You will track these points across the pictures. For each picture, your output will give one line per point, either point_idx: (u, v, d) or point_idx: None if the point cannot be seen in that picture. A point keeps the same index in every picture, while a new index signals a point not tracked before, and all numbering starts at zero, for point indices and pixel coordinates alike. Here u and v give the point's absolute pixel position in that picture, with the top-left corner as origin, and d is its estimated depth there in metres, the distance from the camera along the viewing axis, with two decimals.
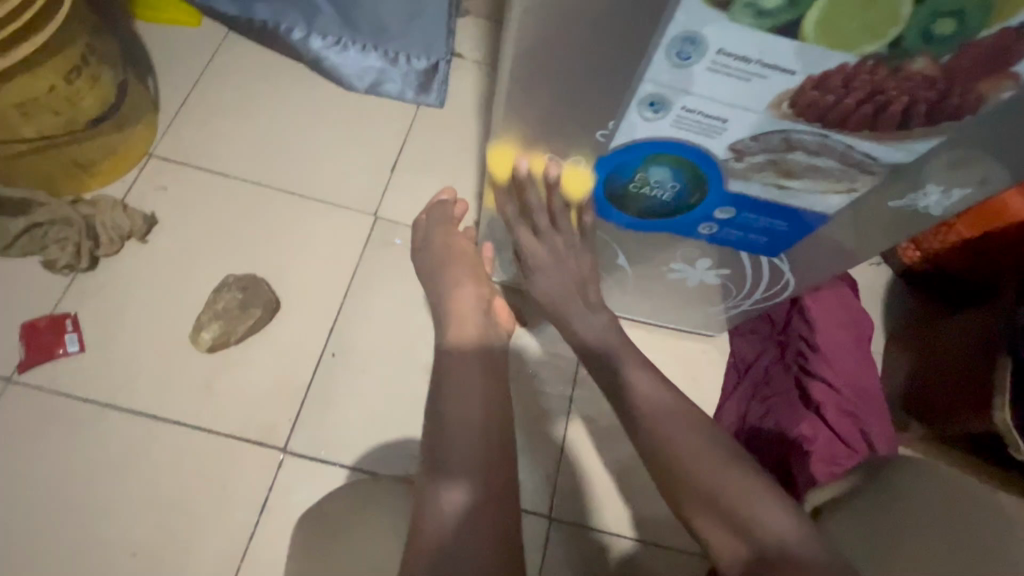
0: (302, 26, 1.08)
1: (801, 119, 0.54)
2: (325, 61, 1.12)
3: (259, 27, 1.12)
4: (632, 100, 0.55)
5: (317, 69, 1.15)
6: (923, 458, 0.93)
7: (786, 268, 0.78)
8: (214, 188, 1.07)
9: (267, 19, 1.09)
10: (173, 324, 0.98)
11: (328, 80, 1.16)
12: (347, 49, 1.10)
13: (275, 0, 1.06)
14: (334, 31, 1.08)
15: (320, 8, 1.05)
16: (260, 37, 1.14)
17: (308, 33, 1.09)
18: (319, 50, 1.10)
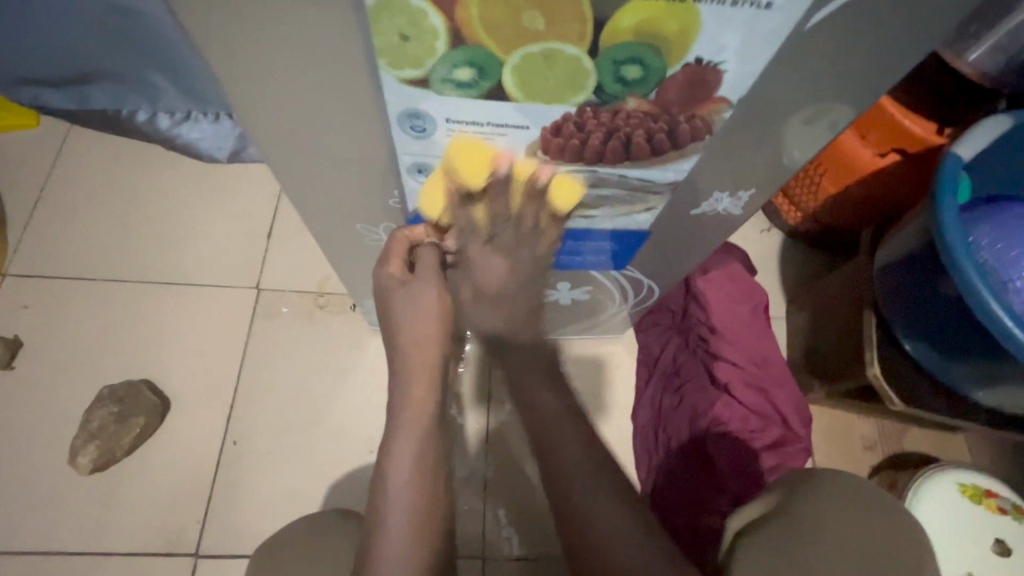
0: (145, 106, 1.01)
1: (562, 162, 0.45)
2: (178, 138, 1.04)
3: (101, 116, 1.03)
4: (400, 170, 0.47)
5: (175, 148, 1.07)
6: (832, 410, 1.01)
7: (642, 276, 0.70)
8: (79, 294, 0.98)
9: (107, 106, 1.01)
10: (53, 453, 0.87)
11: (190, 157, 1.09)
12: (198, 122, 1.03)
13: (111, 86, 0.98)
14: (180, 107, 1.00)
15: (160, 86, 0.97)
16: (102, 124, 1.06)
17: (154, 112, 1.01)
18: (170, 128, 1.03)
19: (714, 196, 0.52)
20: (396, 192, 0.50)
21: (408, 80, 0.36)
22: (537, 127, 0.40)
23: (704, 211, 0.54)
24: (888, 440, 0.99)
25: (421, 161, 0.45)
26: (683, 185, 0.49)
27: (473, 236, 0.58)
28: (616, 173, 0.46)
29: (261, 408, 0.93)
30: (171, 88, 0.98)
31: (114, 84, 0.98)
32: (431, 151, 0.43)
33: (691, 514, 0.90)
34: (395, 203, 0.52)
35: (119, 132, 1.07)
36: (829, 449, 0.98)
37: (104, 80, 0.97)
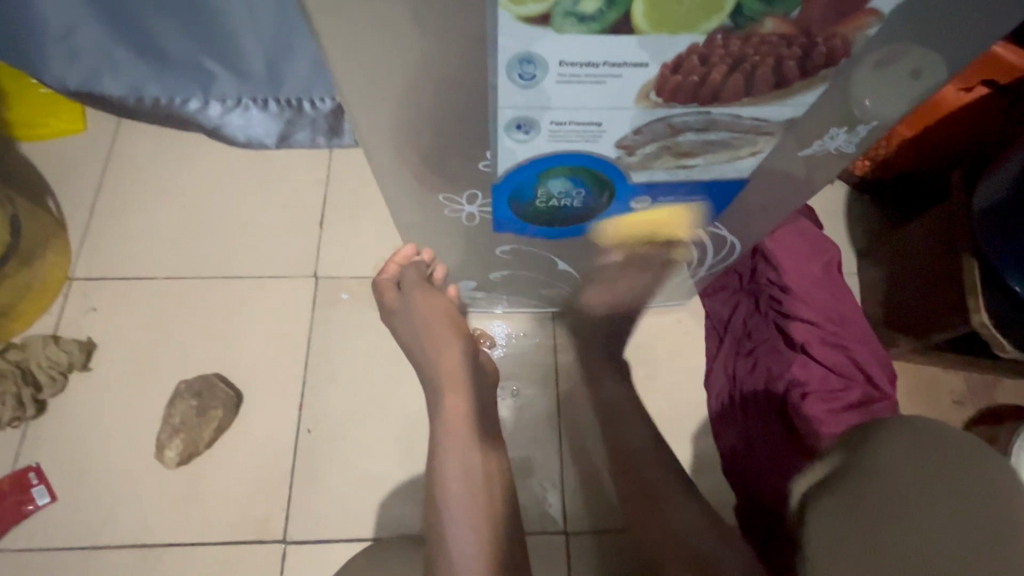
0: (197, 96, 1.00)
1: (675, 104, 0.41)
2: (227, 126, 1.04)
3: (152, 109, 1.02)
4: (497, 127, 0.44)
5: (217, 136, 1.06)
6: (916, 366, 0.96)
7: (726, 233, 0.67)
8: (144, 293, 0.99)
9: (158, 97, 1.00)
10: (136, 450, 0.89)
11: (235, 147, 1.09)
12: (248, 109, 1.02)
13: (163, 75, 0.97)
14: (232, 94, 0.99)
15: (216, 75, 0.96)
16: (155, 116, 1.04)
17: (206, 100, 1.00)
18: (219, 116, 1.02)
19: (829, 133, 0.47)
20: (487, 155, 0.48)
21: (526, 18, 0.33)
22: (657, 62, 0.37)
23: (814, 153, 0.50)
24: (979, 395, 0.95)
25: (522, 116, 0.42)
26: (799, 122, 0.45)
27: (559, 200, 0.56)
28: (730, 112, 0.43)
29: (331, 396, 0.93)
30: (230, 78, 0.97)
31: (166, 74, 0.97)
32: (535, 101, 0.41)
33: (776, 478, 0.87)
34: (484, 167, 0.50)
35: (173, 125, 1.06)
36: (916, 406, 0.94)
37: (157, 69, 0.96)
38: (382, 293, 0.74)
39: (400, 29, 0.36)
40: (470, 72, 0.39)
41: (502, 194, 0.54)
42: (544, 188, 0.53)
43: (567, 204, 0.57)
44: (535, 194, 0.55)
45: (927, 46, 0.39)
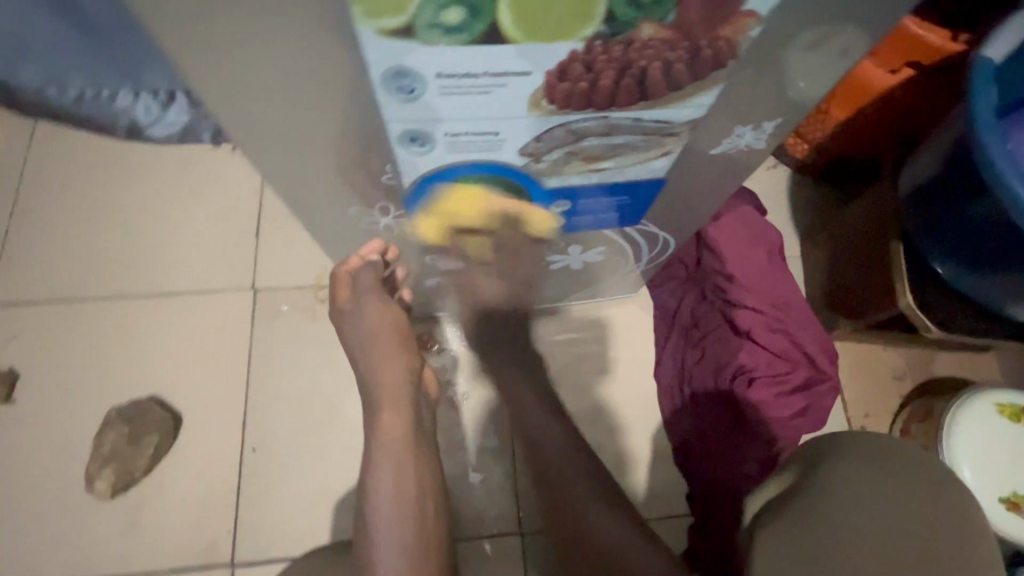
0: (127, 89, 0.94)
1: (570, 111, 0.40)
2: (164, 119, 1.00)
3: (77, 102, 0.96)
4: (390, 140, 0.42)
5: (153, 130, 1.02)
6: (857, 345, 0.99)
7: (656, 230, 0.66)
8: (69, 317, 0.94)
9: (84, 90, 0.94)
10: (68, 482, 0.85)
11: (173, 141, 1.04)
12: (184, 100, 0.98)
13: (86, 70, 0.90)
14: (165, 87, 0.94)
15: (146, 69, 0.90)
16: (81, 109, 0.98)
17: (137, 94, 0.95)
18: (154, 109, 0.98)
19: (736, 131, 0.47)
20: (388, 167, 0.46)
21: (388, 32, 0.31)
22: (540, 71, 0.35)
23: (724, 150, 0.50)
24: (918, 369, 0.97)
25: (414, 129, 0.40)
26: (703, 122, 0.44)
27: (476, 207, 0.54)
28: (629, 117, 0.41)
29: (275, 412, 0.90)
30: (160, 65, 0.91)
31: (90, 68, 0.90)
32: (422, 114, 0.39)
33: (726, 464, 0.88)
34: (388, 180, 0.48)
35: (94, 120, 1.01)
36: (858, 385, 0.97)
37: (78, 63, 0.89)
38: (336, 289, 0.70)
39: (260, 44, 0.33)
40: (347, 86, 0.37)
41: (415, 205, 0.52)
42: (457, 197, 0.52)
43: (485, 211, 0.55)
44: (449, 203, 0.53)
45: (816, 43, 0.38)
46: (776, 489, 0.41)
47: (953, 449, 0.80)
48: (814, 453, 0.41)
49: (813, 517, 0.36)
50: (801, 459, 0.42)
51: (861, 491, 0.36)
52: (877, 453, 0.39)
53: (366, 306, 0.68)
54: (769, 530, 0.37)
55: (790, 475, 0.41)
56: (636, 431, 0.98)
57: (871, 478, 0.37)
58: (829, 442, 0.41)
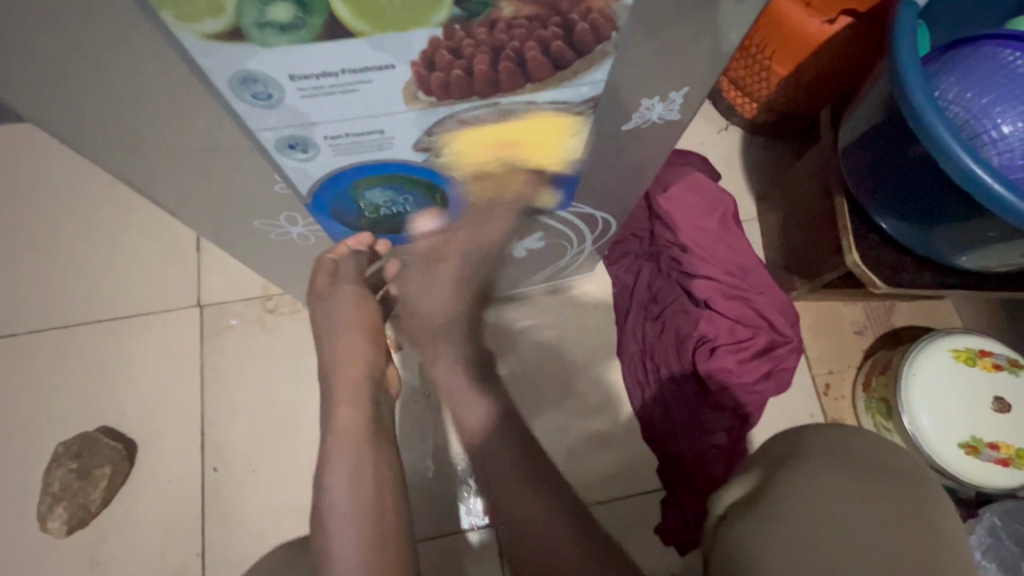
0: None
1: (454, 101, 0.37)
2: None
3: None
4: (269, 149, 0.39)
5: None
6: (816, 303, 0.98)
7: (590, 210, 0.64)
8: (8, 353, 0.90)
9: None
10: (24, 522, 0.82)
11: None
12: None
13: None
14: None
15: None
16: None
17: None
18: None
19: (643, 104, 0.44)
20: (277, 177, 0.43)
21: (216, 35, 0.28)
22: (404, 63, 0.32)
23: (638, 125, 0.47)
24: (877, 322, 0.98)
25: (290, 135, 0.38)
26: (604, 99, 0.42)
27: (390, 207, 0.52)
28: (521, 101, 0.39)
29: (234, 429, 0.88)
30: None
31: None
32: (292, 120, 0.36)
33: (694, 435, 0.88)
34: (283, 190, 0.45)
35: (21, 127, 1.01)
36: (819, 343, 0.97)
37: None
38: (317, 274, 0.61)
39: (86, 58, 0.30)
40: (201, 98, 0.34)
41: (322, 211, 0.50)
42: (365, 200, 0.49)
43: (400, 210, 0.52)
44: (359, 206, 0.50)
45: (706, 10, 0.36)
46: (747, 489, 0.49)
47: (910, 398, 0.81)
48: (776, 458, 0.49)
49: (772, 509, 0.43)
50: (765, 464, 0.49)
51: (816, 483, 0.43)
52: (832, 453, 0.46)
53: (343, 296, 0.60)
54: (741, 522, 0.45)
55: (757, 477, 0.49)
56: (605, 409, 0.98)
57: (826, 473, 0.44)
58: (790, 448, 0.49)
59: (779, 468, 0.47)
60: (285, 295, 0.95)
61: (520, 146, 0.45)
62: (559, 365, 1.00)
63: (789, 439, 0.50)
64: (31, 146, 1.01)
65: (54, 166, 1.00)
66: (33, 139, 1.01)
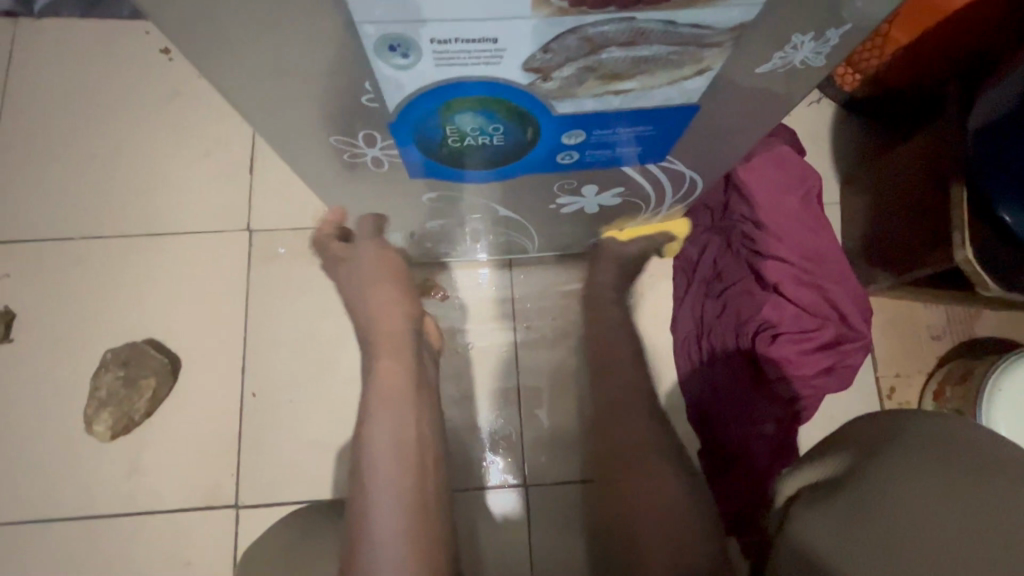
0: None
1: (586, 10, 0.32)
2: None
3: None
4: (365, 47, 0.35)
5: None
6: (892, 301, 0.92)
7: (682, 167, 0.59)
8: (62, 257, 0.90)
9: None
10: (70, 422, 0.84)
11: None
12: None
13: None
14: None
15: None
16: None
17: None
18: None
19: (792, 42, 0.39)
20: (367, 86, 0.39)
21: None
22: None
23: (775, 68, 0.42)
24: (957, 329, 0.91)
25: (393, 33, 0.33)
26: (750, 28, 0.36)
27: (475, 137, 0.47)
28: (660, 20, 0.33)
29: (275, 358, 0.88)
30: None
31: None
32: (401, 13, 0.31)
33: (742, 422, 0.84)
34: (369, 102, 0.41)
35: (83, 25, 0.99)
36: (891, 343, 0.90)
37: None
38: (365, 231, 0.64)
39: None
40: None
41: (403, 133, 0.45)
42: (452, 125, 0.44)
43: (485, 142, 0.48)
44: (443, 132, 0.46)
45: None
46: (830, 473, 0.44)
47: (992, 413, 0.75)
48: (871, 441, 0.43)
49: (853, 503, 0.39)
50: (857, 446, 0.44)
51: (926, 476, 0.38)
52: (932, 442, 0.40)
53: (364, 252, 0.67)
54: (815, 510, 0.42)
55: (840, 458, 0.44)
56: (651, 385, 0.94)
57: (922, 460, 0.39)
58: (882, 433, 0.43)
59: (871, 454, 0.42)
60: None
61: (639, 99, 0.42)
62: None
63: (879, 421, 0.45)
64: (91, 46, 0.98)
65: (113, 70, 0.97)
66: (91, 39, 0.98)
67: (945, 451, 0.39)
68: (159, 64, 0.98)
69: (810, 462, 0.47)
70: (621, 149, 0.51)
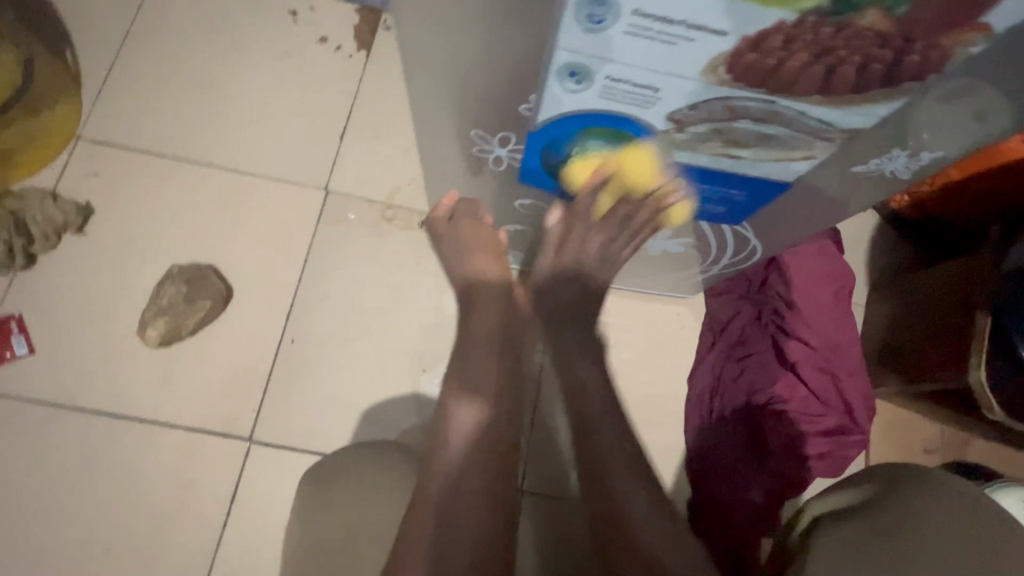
0: None
1: (742, 85, 0.38)
2: None
3: None
4: (548, 68, 0.41)
5: None
6: (895, 407, 0.97)
7: (751, 235, 0.66)
8: (151, 170, 0.96)
9: None
10: (117, 322, 0.88)
11: None
12: None
13: None
14: None
15: None
16: None
17: None
18: None
19: (888, 153, 0.45)
20: (531, 97, 0.45)
21: None
22: (737, 34, 0.34)
23: (867, 171, 0.48)
24: (948, 448, 0.96)
25: (578, 63, 0.40)
26: (864, 133, 0.43)
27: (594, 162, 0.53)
28: (795, 108, 0.40)
29: (320, 311, 0.93)
30: None
31: None
32: (598, 50, 0.38)
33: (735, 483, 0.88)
34: (525, 110, 0.47)
35: None
36: (885, 446, 0.96)
37: None
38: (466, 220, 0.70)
39: None
40: None
41: (534, 144, 0.52)
42: (581, 147, 0.50)
43: (599, 168, 0.54)
44: (570, 151, 0.52)
45: (1007, 84, 0.38)
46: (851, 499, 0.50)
47: None
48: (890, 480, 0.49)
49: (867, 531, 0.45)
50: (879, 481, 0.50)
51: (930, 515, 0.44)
52: (943, 492, 0.45)
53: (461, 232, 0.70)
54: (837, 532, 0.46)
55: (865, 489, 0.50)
56: (655, 427, 0.98)
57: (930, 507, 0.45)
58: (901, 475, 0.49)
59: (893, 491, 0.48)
60: (406, 208, 0.99)
61: (747, 166, 0.49)
62: (626, 364, 1.01)
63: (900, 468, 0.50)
64: None
65: (241, 16, 1.05)
66: None
67: (965, 510, 0.44)
68: (283, 22, 1.06)
69: (838, 489, 0.52)
70: (711, 204, 0.58)
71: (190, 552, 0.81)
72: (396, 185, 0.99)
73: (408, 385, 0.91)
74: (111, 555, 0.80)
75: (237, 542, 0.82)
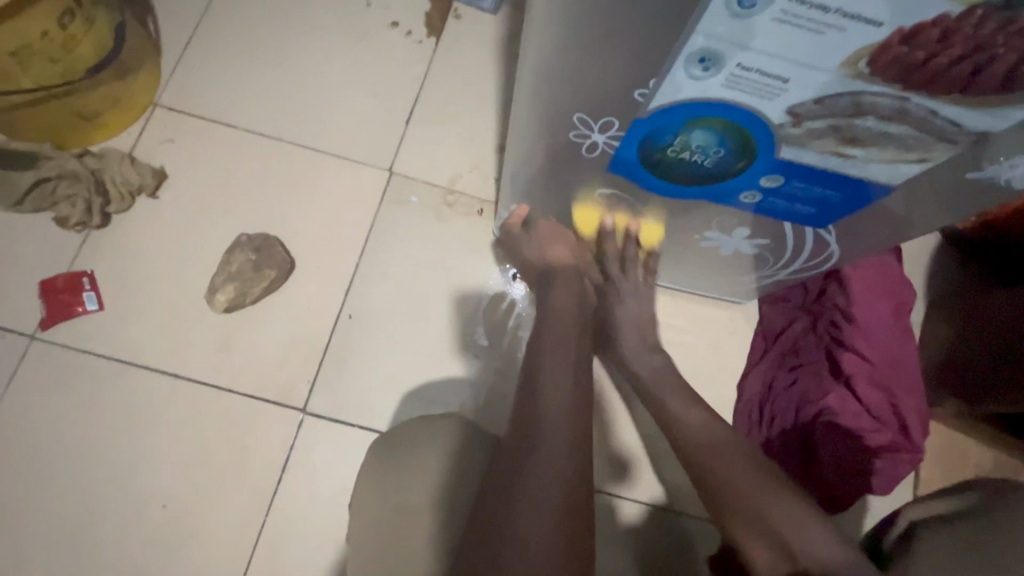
0: None
1: (879, 80, 0.38)
2: None
3: None
4: (679, 53, 0.41)
5: None
6: (948, 429, 0.96)
7: (832, 239, 0.65)
8: (224, 140, 0.98)
9: None
10: (183, 286, 0.90)
11: None
12: None
13: None
14: None
15: None
16: None
17: None
18: None
19: (1008, 161, 0.45)
20: (650, 83, 0.45)
21: None
22: (893, 25, 0.34)
23: (981, 177, 0.48)
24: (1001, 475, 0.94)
25: (714, 49, 0.40)
26: (988, 137, 0.42)
27: (692, 154, 0.52)
28: (927, 107, 0.40)
29: (378, 290, 0.94)
30: None
31: None
32: (739, 35, 0.38)
33: None
34: (639, 96, 0.47)
35: None
36: (936, 467, 0.94)
37: None
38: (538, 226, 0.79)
39: None
40: None
41: (635, 133, 0.51)
42: (685, 138, 0.50)
43: (696, 160, 0.53)
44: (671, 141, 0.51)
45: None
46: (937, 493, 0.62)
47: None
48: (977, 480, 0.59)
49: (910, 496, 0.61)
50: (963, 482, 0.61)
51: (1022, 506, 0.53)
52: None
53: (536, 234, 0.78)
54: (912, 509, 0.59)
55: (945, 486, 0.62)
56: None
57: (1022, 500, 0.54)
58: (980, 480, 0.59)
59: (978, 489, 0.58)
60: (467, 195, 0.99)
61: (854, 166, 0.49)
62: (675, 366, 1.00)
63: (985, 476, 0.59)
64: None
65: None
66: None
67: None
68: (357, 6, 1.07)
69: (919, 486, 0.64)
70: (801, 205, 0.58)
71: (241, 515, 0.83)
72: (458, 172, 1.00)
73: (460, 369, 0.92)
74: (167, 511, 0.82)
75: (286, 510, 0.83)
